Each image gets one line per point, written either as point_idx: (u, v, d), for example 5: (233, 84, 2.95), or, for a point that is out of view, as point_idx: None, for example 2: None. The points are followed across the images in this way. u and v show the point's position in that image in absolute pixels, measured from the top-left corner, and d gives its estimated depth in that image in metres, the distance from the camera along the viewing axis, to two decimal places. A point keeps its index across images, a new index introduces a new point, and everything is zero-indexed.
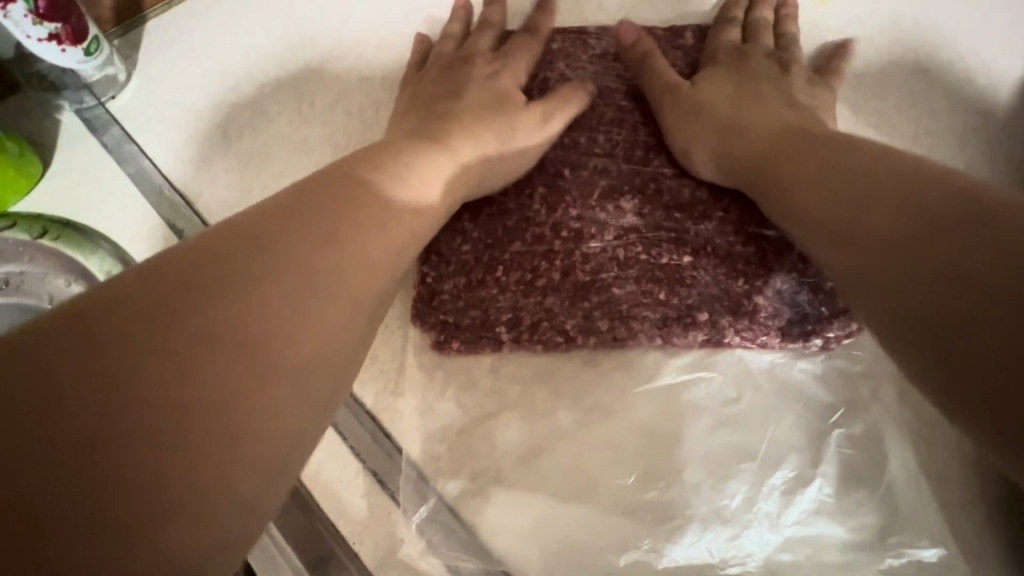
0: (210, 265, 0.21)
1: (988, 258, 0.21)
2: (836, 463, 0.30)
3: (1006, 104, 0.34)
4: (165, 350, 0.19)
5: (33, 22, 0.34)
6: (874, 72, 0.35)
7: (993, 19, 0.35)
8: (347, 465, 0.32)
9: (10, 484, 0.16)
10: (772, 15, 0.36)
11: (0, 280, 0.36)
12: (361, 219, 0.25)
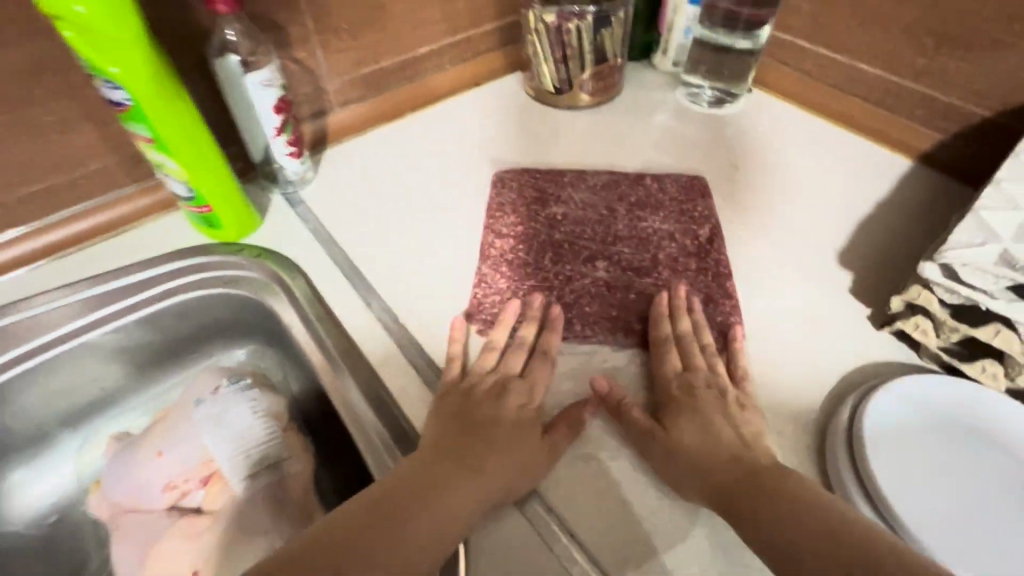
0: (375, 518, 0.40)
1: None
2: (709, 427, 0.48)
3: (809, 236, 0.62)
4: (357, 541, 0.38)
5: (285, 146, 0.63)
6: (738, 210, 0.65)
7: (824, 194, 0.67)
8: (414, 389, 0.52)
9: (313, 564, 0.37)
10: (690, 180, 0.66)
11: (227, 279, 0.61)
12: (476, 433, 0.46)
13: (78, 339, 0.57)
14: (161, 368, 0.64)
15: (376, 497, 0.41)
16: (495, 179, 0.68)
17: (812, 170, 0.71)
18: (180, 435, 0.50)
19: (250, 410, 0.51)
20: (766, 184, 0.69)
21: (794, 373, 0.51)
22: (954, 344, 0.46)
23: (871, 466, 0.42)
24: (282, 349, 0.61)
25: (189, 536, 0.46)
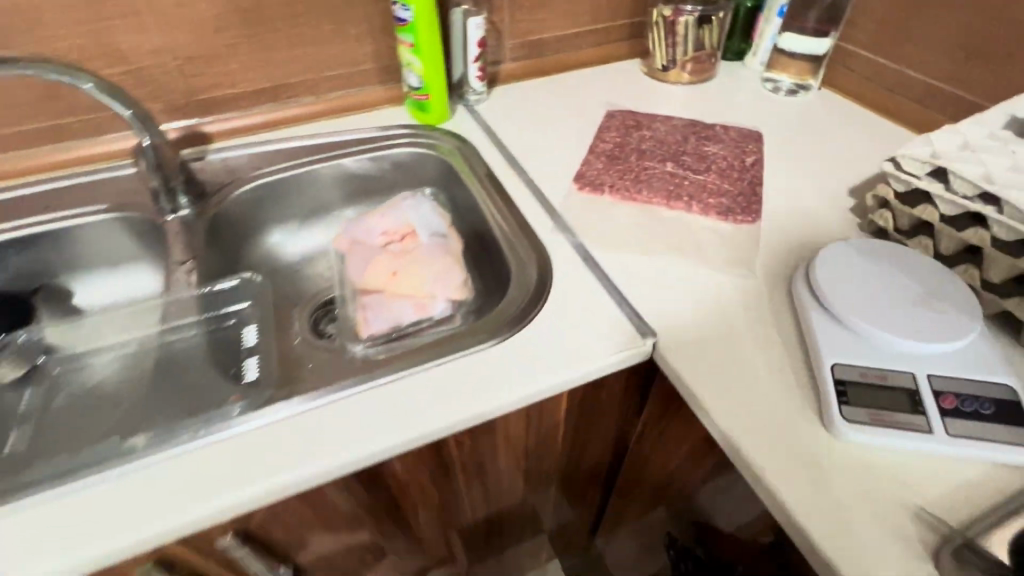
0: (255, 449, 0.55)
1: (814, 454, 0.52)
2: (711, 264, 0.70)
3: (829, 177, 0.84)
4: (240, 464, 0.54)
5: (477, 70, 0.98)
6: (780, 155, 0.89)
7: (854, 157, 0.89)
8: (531, 207, 0.80)
9: (223, 465, 0.54)
10: (750, 132, 0.91)
11: (426, 143, 0.95)
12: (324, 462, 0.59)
13: (337, 161, 0.92)
14: (359, 199, 0.98)
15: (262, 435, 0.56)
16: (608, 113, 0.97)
17: (850, 143, 0.93)
18: (388, 214, 0.83)
19: (432, 208, 0.84)
20: (809, 145, 0.92)
21: (790, 241, 0.73)
22: (907, 231, 0.68)
23: (819, 275, 0.63)
24: (449, 194, 0.94)
25: (390, 258, 0.78)
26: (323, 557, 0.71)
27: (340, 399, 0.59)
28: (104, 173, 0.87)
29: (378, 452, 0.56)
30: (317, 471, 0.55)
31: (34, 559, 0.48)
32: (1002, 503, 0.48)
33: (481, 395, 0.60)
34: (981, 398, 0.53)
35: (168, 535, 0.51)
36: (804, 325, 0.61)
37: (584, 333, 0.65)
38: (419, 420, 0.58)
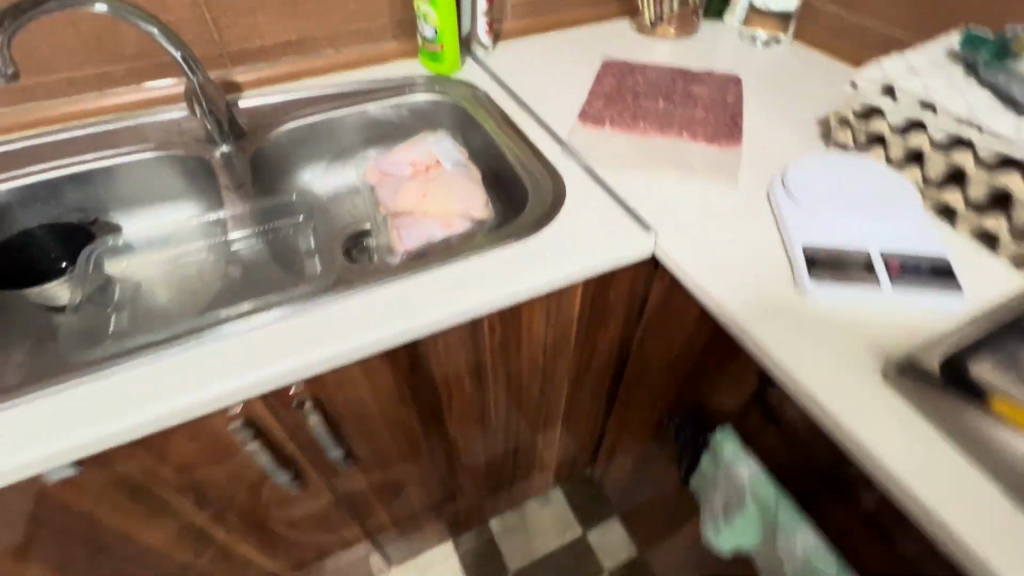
0: (295, 335, 0.63)
1: (786, 307, 0.64)
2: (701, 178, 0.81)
3: (800, 111, 0.97)
4: (284, 346, 0.62)
5: (484, 24, 1.07)
6: (757, 96, 1.00)
7: (820, 96, 1.01)
8: (542, 140, 0.91)
9: (269, 346, 0.62)
10: (731, 75, 1.03)
11: (441, 89, 1.04)
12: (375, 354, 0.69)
13: (360, 108, 1.00)
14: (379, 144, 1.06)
15: (300, 324, 0.64)
16: (605, 62, 1.08)
17: (817, 85, 1.05)
18: (413, 147, 0.92)
19: (450, 144, 0.93)
20: (783, 87, 1.04)
21: (767, 160, 0.85)
22: (865, 144, 0.80)
23: (790, 178, 0.76)
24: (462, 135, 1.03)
25: (418, 183, 0.88)
26: (374, 439, 0.82)
27: (368, 293, 0.67)
28: (161, 117, 0.96)
29: (406, 332, 0.65)
30: (351, 348, 0.63)
31: (116, 415, 0.56)
32: (938, 334, 0.60)
33: (493, 287, 0.68)
34: (923, 263, 0.65)
35: (218, 400, 0.59)
36: (778, 218, 0.73)
37: (595, 231, 0.75)
38: (439, 307, 0.66)
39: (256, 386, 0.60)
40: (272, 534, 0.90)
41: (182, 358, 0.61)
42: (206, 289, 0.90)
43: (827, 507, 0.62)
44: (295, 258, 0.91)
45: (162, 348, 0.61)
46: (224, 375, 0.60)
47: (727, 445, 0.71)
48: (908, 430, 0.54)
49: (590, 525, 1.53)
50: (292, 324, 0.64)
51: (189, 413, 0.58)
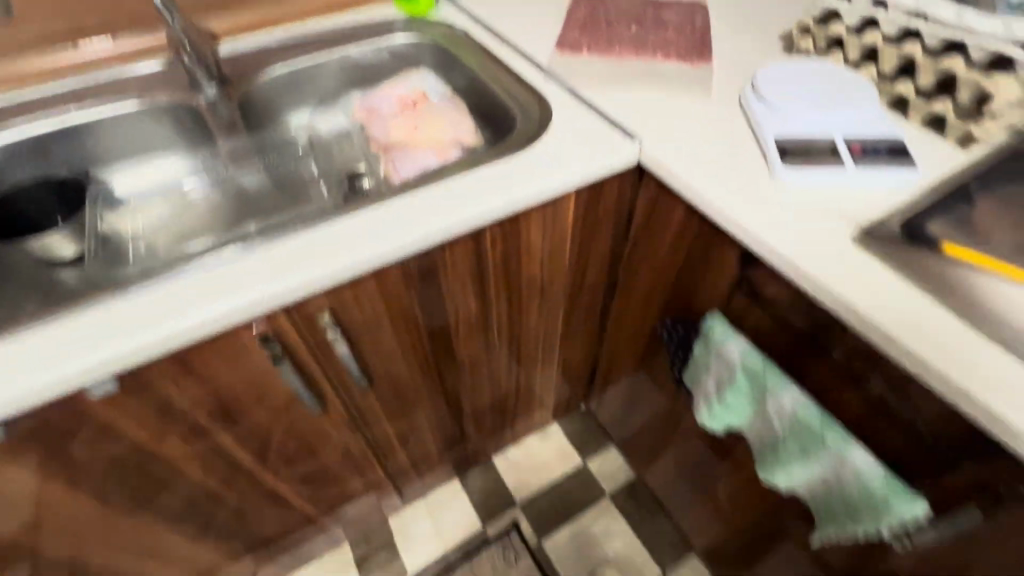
0: (305, 249, 0.65)
1: (764, 192, 0.70)
2: (677, 90, 0.86)
3: (765, 28, 1.01)
4: (296, 260, 0.64)
5: None
6: (723, 18, 1.05)
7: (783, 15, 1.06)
8: (523, 67, 0.93)
9: (282, 261, 0.64)
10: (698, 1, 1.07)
11: (418, 28, 1.05)
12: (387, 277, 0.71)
13: (341, 51, 1.00)
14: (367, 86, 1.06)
15: (309, 239, 0.66)
16: None
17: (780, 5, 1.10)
18: (398, 83, 0.95)
19: (436, 81, 0.96)
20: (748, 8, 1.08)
21: (738, 72, 0.90)
22: (824, 50, 0.86)
23: (759, 80, 0.81)
24: (443, 70, 1.04)
25: (409, 115, 0.90)
26: (388, 359, 0.86)
27: (373, 208, 0.69)
28: (140, 69, 0.94)
29: (414, 242, 0.67)
30: (362, 259, 0.65)
31: (143, 328, 0.59)
32: (901, 205, 0.67)
33: (493, 197, 0.71)
34: (881, 145, 0.71)
35: (239, 312, 0.61)
36: (751, 118, 0.80)
37: (585, 141, 0.78)
38: (443, 218, 0.69)
39: (251, 307, 0.62)
40: (291, 456, 0.95)
41: (183, 282, 0.63)
42: (196, 223, 0.98)
43: (808, 367, 0.70)
44: (305, 184, 1.02)
45: (165, 272, 0.63)
46: (223, 296, 0.61)
47: (717, 329, 0.77)
48: (882, 283, 0.60)
49: (589, 455, 1.61)
50: (302, 240, 0.66)
51: (213, 324, 0.61)
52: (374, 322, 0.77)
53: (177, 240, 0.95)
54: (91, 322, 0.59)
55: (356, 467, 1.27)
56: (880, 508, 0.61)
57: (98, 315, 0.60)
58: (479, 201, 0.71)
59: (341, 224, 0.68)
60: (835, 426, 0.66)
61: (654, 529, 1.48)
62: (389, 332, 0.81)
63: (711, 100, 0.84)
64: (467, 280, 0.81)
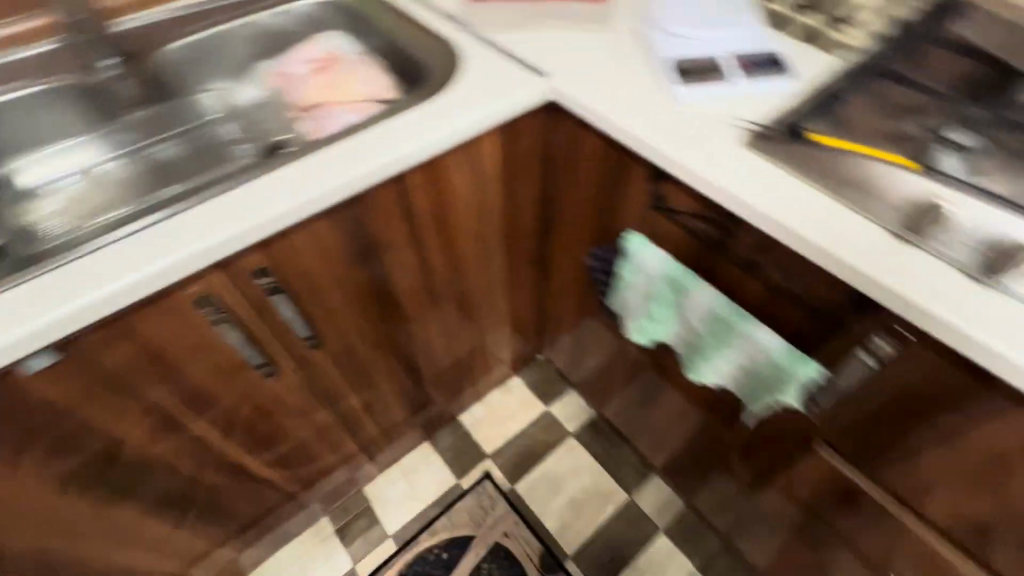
0: (227, 208, 0.66)
1: (663, 109, 0.76)
2: (579, 26, 0.90)
3: None
4: (218, 219, 0.65)
5: None
6: None
7: None
8: (429, 15, 0.94)
9: (204, 222, 0.65)
10: None
11: None
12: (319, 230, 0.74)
13: (245, 18, 0.99)
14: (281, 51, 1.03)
15: (230, 199, 0.67)
16: None
17: None
18: (309, 46, 0.95)
19: (341, 39, 0.97)
20: None
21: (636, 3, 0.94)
22: None
23: (649, 16, 0.88)
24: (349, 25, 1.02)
25: (324, 74, 0.91)
26: (333, 317, 0.88)
27: (291, 164, 0.71)
28: (38, 50, 0.90)
29: (335, 192, 0.70)
30: (285, 211, 0.67)
31: (69, 299, 0.59)
32: (784, 107, 0.74)
33: (408, 142, 0.74)
34: (763, 60, 0.79)
35: (167, 274, 0.63)
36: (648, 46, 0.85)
37: (494, 82, 0.82)
38: (361, 166, 0.71)
39: (175, 268, 0.62)
40: (249, 423, 0.97)
41: (101, 253, 0.63)
42: (108, 198, 0.93)
43: (715, 266, 0.77)
44: (224, 147, 0.98)
45: (82, 246, 0.63)
46: (146, 260, 0.62)
47: (635, 246, 0.83)
48: (769, 176, 0.67)
49: (551, 402, 1.68)
50: (222, 200, 0.67)
51: (141, 287, 0.61)
52: (313, 278, 0.79)
53: (86, 217, 0.89)
54: (11, 299, 0.59)
55: (326, 441, 1.29)
56: (787, 376, 0.70)
57: (18, 292, 0.59)
58: (397, 147, 0.73)
59: (260, 181, 0.69)
60: (743, 312, 0.74)
61: (617, 459, 1.57)
62: (330, 289, 0.83)
63: (611, 33, 0.88)
64: (399, 229, 0.85)
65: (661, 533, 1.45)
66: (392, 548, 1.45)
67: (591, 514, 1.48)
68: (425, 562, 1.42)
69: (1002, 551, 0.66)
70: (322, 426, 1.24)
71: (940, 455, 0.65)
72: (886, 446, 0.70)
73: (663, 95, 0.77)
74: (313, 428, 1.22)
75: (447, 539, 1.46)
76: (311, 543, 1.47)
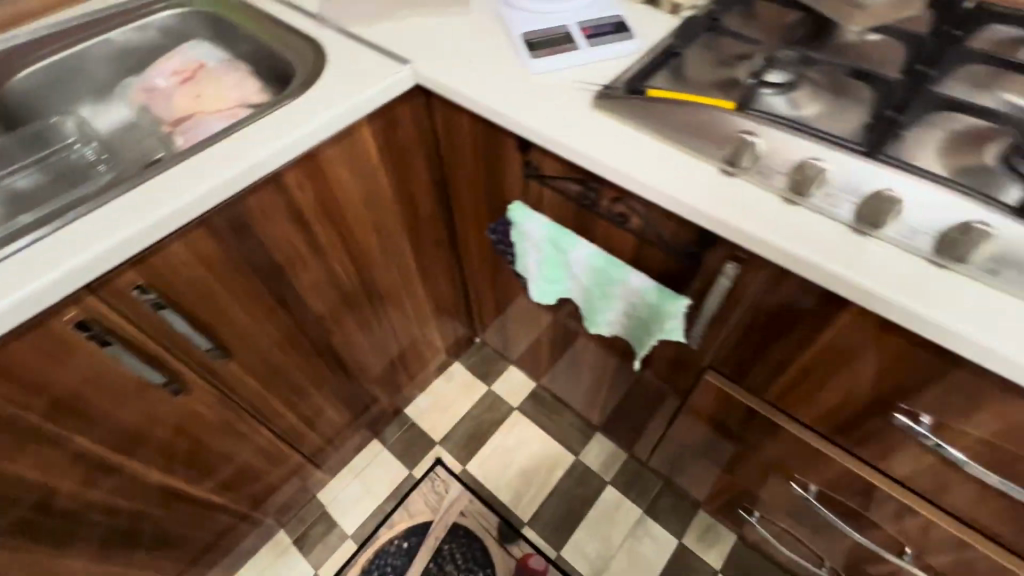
0: (89, 228, 0.66)
1: (518, 81, 0.80)
2: (439, 11, 0.92)
3: None
4: (81, 239, 0.65)
5: None
6: None
7: None
8: (292, 16, 0.94)
9: (66, 244, 0.65)
10: None
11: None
12: (195, 238, 0.74)
13: (100, 36, 0.96)
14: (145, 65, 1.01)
15: (92, 218, 0.67)
16: None
17: None
18: (171, 58, 0.94)
19: (205, 50, 0.97)
20: None
21: None
22: None
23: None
24: (214, 36, 1.02)
25: (189, 86, 0.90)
26: (235, 326, 0.88)
27: (153, 177, 0.71)
28: None
29: (202, 198, 0.70)
30: (151, 222, 0.67)
31: None
32: (628, 67, 0.79)
33: (273, 140, 0.75)
34: (608, 24, 0.84)
35: (32, 301, 0.62)
36: (504, 23, 0.89)
37: (358, 73, 0.83)
38: (227, 169, 0.72)
39: (41, 295, 0.62)
40: (171, 445, 0.97)
41: None
42: None
43: (589, 223, 0.82)
44: (85, 167, 0.95)
45: None
46: (7, 290, 0.61)
47: (519, 215, 0.87)
48: (615, 132, 0.72)
49: (492, 381, 1.73)
50: (84, 220, 0.67)
51: (6, 318, 0.60)
52: (200, 288, 0.79)
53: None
54: None
55: (270, 458, 1.29)
56: (662, 315, 0.76)
57: None
58: (263, 146, 0.74)
59: (123, 197, 0.69)
60: (618, 263, 0.79)
61: (560, 424, 1.63)
62: (224, 297, 0.83)
63: (469, 15, 0.91)
64: (286, 228, 0.86)
65: (609, 485, 1.52)
66: (353, 547, 1.47)
67: (541, 479, 1.54)
68: (387, 554, 1.44)
69: (860, 437, 0.74)
70: (266, 446, 1.24)
71: (796, 360, 0.72)
72: (757, 362, 0.77)
73: (518, 69, 0.81)
74: (255, 448, 1.21)
75: (405, 528, 1.48)
76: (271, 558, 1.46)
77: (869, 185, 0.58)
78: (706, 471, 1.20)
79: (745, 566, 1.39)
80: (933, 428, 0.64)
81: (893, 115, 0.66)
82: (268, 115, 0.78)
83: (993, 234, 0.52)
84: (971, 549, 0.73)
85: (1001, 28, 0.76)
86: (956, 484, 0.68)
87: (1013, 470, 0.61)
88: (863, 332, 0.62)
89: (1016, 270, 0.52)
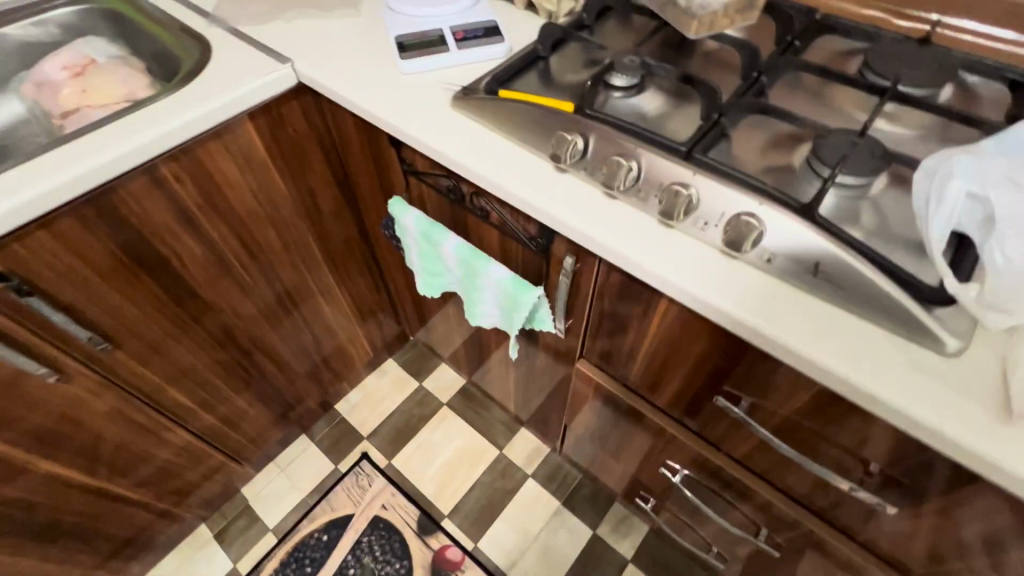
0: None
1: (387, 80, 0.83)
2: (329, 13, 0.96)
3: None
4: None
5: None
6: None
7: None
8: (186, 14, 0.97)
9: None
10: None
11: None
12: (63, 227, 0.76)
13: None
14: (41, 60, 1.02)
15: None
16: None
17: None
18: (64, 51, 0.96)
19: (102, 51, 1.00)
20: None
21: None
22: None
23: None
24: (115, 34, 1.04)
25: (77, 80, 0.92)
26: (118, 315, 0.90)
27: (16, 167, 0.73)
28: None
29: (62, 188, 0.72)
30: (6, 211, 0.69)
31: None
32: (491, 69, 0.83)
33: (142, 132, 0.77)
34: (480, 28, 0.88)
35: None
36: (387, 25, 0.92)
37: (237, 71, 0.86)
38: (91, 160, 0.74)
39: None
40: (63, 436, 0.98)
41: None
42: None
43: (460, 218, 0.86)
44: None
45: None
46: None
47: (399, 209, 0.91)
48: (468, 130, 0.76)
49: (423, 377, 1.76)
50: None
51: None
52: (73, 276, 0.81)
53: None
54: None
55: (189, 457, 1.30)
56: (518, 304, 0.81)
57: None
58: (131, 138, 0.77)
59: None
60: (482, 256, 0.83)
61: (487, 420, 1.67)
62: (102, 287, 0.85)
63: (357, 18, 0.95)
64: (170, 222, 0.88)
65: (530, 477, 1.56)
66: (274, 540, 1.48)
67: (465, 473, 1.57)
68: (306, 547, 1.46)
69: (703, 422, 0.79)
70: (183, 445, 1.25)
71: (641, 349, 0.77)
72: (613, 351, 0.83)
73: (392, 69, 0.85)
74: (175, 450, 1.23)
75: (326, 521, 1.50)
76: (192, 553, 1.46)
77: (670, 180, 0.63)
78: (608, 461, 1.24)
79: (656, 555, 1.44)
80: (747, 410, 0.70)
81: (718, 118, 0.68)
82: (143, 109, 0.80)
83: (760, 224, 0.57)
84: (803, 525, 0.79)
85: (834, 40, 0.83)
86: (778, 462, 0.74)
87: (810, 446, 0.68)
88: (680, 320, 0.67)
89: (786, 259, 0.57)
